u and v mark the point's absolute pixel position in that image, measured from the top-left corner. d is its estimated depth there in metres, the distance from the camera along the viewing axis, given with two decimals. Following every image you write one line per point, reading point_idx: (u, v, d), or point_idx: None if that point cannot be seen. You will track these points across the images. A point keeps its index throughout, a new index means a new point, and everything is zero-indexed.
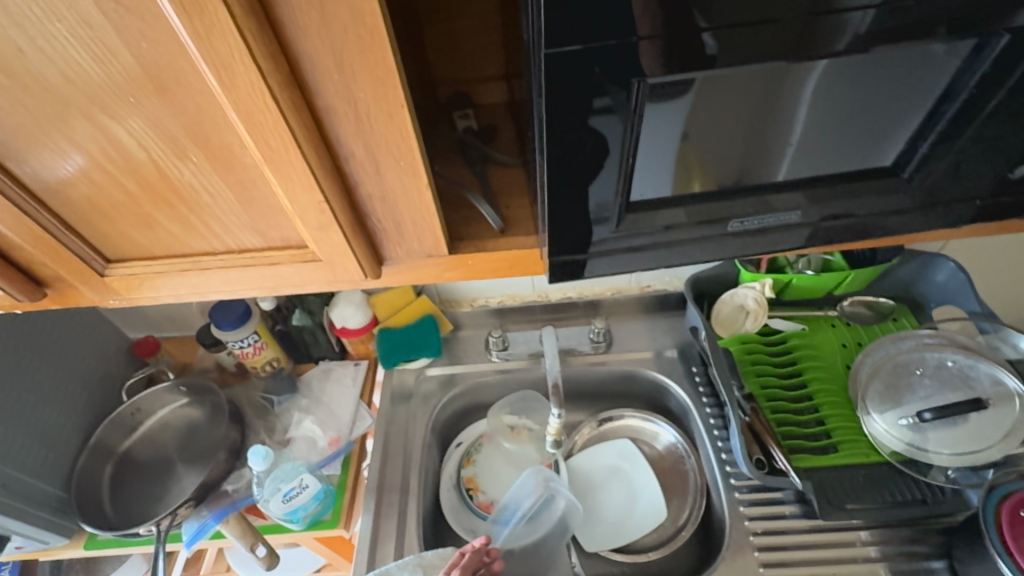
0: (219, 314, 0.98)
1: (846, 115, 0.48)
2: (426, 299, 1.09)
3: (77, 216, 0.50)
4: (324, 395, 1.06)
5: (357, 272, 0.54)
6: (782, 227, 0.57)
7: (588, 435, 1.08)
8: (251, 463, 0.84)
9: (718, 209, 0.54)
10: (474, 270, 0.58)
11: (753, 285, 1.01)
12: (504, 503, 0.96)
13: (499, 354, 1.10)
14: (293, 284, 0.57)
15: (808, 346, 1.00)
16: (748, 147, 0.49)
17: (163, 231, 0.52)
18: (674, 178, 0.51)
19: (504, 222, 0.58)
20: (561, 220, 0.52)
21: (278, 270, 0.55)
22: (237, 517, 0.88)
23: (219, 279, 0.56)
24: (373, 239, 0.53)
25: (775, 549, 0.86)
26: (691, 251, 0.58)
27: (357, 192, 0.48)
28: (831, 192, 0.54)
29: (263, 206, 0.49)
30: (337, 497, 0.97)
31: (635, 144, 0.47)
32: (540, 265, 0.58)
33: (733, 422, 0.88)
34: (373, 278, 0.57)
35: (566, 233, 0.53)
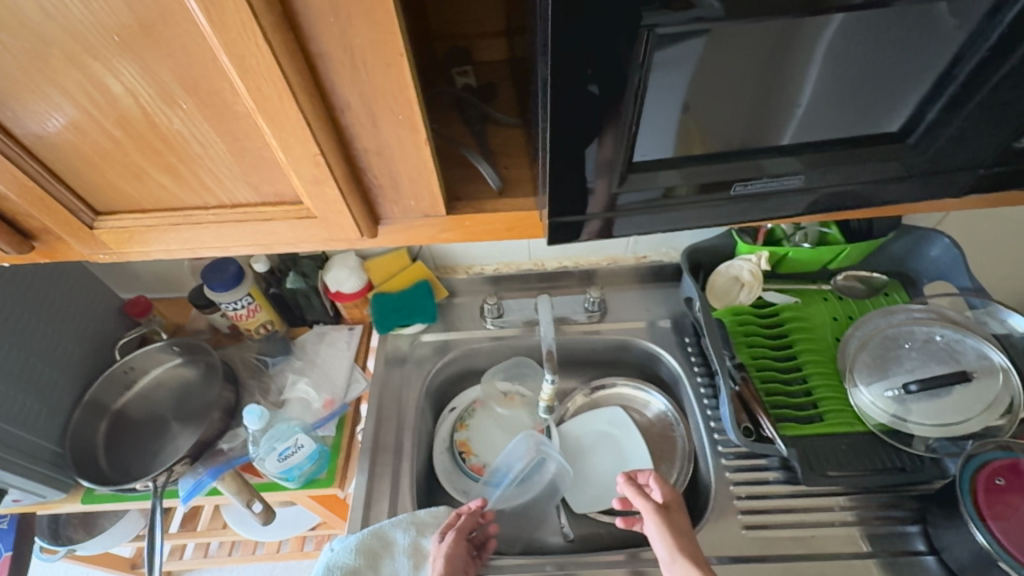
0: (212, 274, 0.97)
1: (856, 77, 0.47)
2: (421, 265, 1.09)
3: (64, 164, 0.49)
4: (318, 358, 1.06)
5: (353, 230, 0.53)
6: (783, 192, 0.56)
7: (581, 402, 1.10)
8: (247, 422, 0.84)
9: (720, 173, 0.53)
10: (472, 232, 0.57)
11: (749, 258, 1.01)
12: (498, 463, 0.99)
13: (494, 321, 1.10)
14: (287, 240, 0.56)
15: (800, 319, 1.01)
16: (757, 109, 0.48)
17: (153, 182, 0.51)
18: (678, 138, 0.50)
19: (503, 183, 0.56)
20: (562, 181, 0.51)
21: (272, 226, 0.53)
22: (233, 475, 0.89)
23: (212, 234, 0.55)
24: (370, 196, 0.52)
25: (758, 512, 0.89)
26: (690, 217, 0.57)
27: (353, 146, 0.47)
28: (835, 158, 0.53)
29: (256, 157, 0.48)
30: (331, 458, 0.97)
31: (640, 102, 0.46)
32: (537, 227, 0.57)
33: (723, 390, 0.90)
34: (369, 238, 0.56)
35: (568, 194, 0.52)
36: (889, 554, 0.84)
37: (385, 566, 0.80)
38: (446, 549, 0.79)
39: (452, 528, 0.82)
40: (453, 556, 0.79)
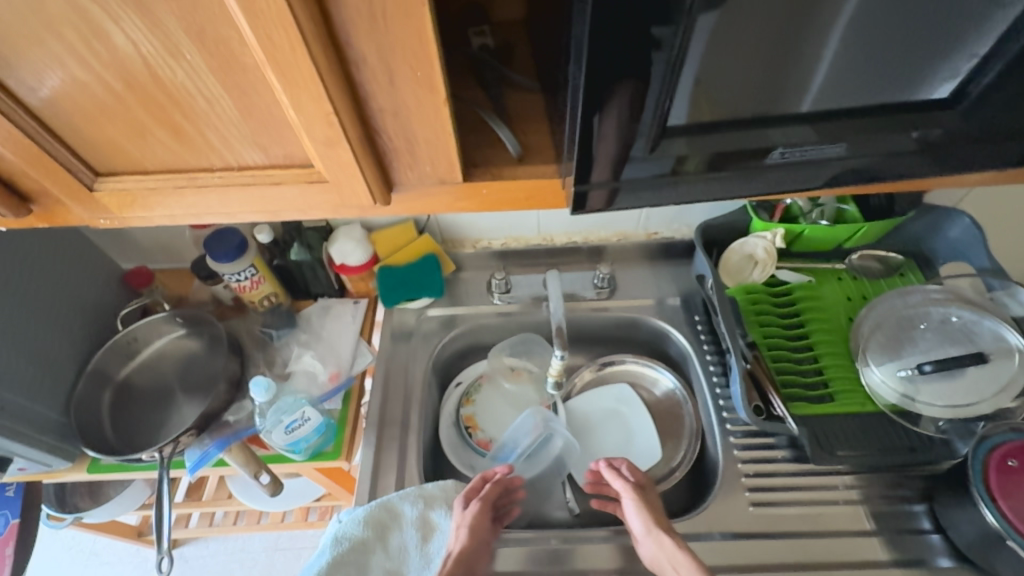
0: (215, 244, 0.95)
1: (896, 36, 0.44)
2: (428, 238, 1.07)
3: (62, 119, 0.46)
4: (323, 331, 1.05)
5: (366, 197, 0.51)
6: (821, 161, 0.54)
7: (588, 378, 1.09)
8: (253, 394, 0.83)
9: (759, 138, 0.51)
10: (489, 200, 0.54)
11: (764, 235, 0.98)
12: (505, 438, 1.00)
13: (501, 297, 1.09)
14: (296, 206, 0.54)
15: (812, 298, 1.00)
16: (804, 70, 0.46)
17: (155, 140, 0.48)
18: (712, 101, 0.47)
19: (523, 148, 0.54)
20: (592, 149, 0.48)
21: (281, 191, 0.51)
22: (239, 446, 0.88)
23: (218, 198, 0.52)
24: (383, 160, 0.49)
25: (765, 490, 0.89)
26: (718, 187, 0.55)
27: (368, 106, 0.44)
28: (858, 128, 0.51)
29: (266, 115, 0.45)
30: (338, 431, 0.96)
31: (683, 60, 0.43)
32: (558, 196, 0.54)
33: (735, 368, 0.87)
34: (382, 205, 0.53)
35: (593, 161, 0.50)
36: (894, 532, 0.85)
37: (393, 537, 0.80)
38: (471, 519, 0.79)
39: (478, 498, 0.81)
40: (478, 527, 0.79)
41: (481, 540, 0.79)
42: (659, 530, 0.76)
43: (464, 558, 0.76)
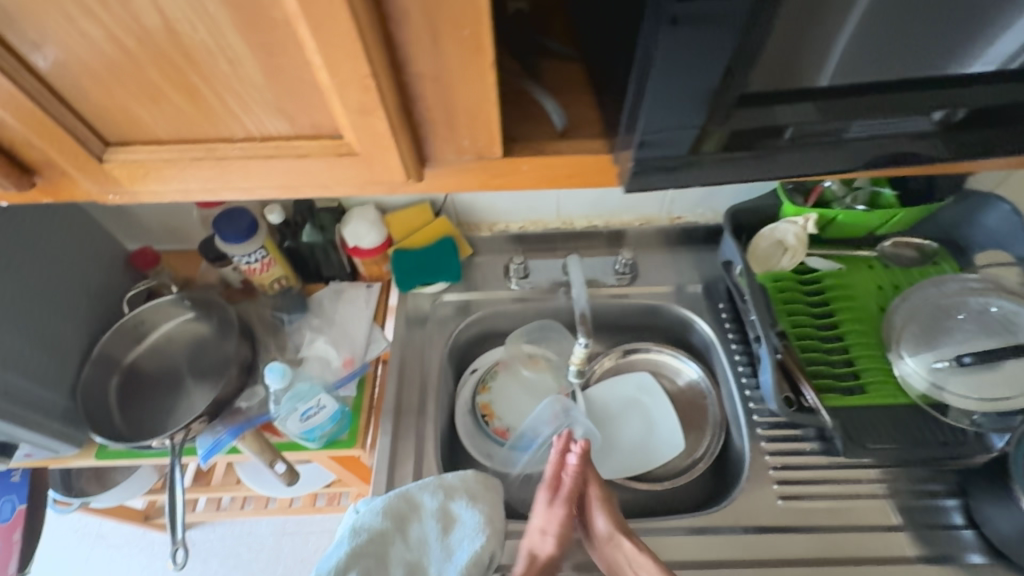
0: (224, 224, 0.92)
1: (935, 2, 0.40)
2: (445, 220, 1.03)
3: (71, 81, 0.42)
4: (336, 316, 1.02)
5: (400, 172, 0.47)
6: (908, 134, 0.50)
7: (607, 366, 1.06)
8: (268, 380, 0.80)
9: (846, 108, 0.47)
10: (529, 179, 0.50)
11: (796, 220, 0.94)
12: (524, 427, 0.97)
13: (518, 282, 1.06)
14: (321, 182, 0.50)
15: (842, 287, 0.97)
16: (902, 34, 0.42)
17: (173, 105, 0.44)
18: (781, 70, 0.43)
19: (567, 122, 0.50)
20: (652, 124, 0.44)
21: (307, 164, 0.47)
22: (253, 433, 0.85)
23: (238, 172, 0.49)
24: (419, 131, 0.45)
25: (794, 483, 0.86)
26: (776, 166, 0.51)
27: (405, 70, 0.40)
28: (874, 105, 0.47)
29: (293, 79, 0.41)
30: (353, 418, 0.94)
31: (769, 19, 0.39)
32: (602, 174, 0.51)
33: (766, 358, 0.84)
34: (415, 181, 0.49)
35: (654, 140, 0.45)
36: (925, 527, 0.83)
37: (413, 529, 0.78)
38: (558, 526, 0.74)
39: (563, 502, 0.76)
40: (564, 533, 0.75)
41: (569, 544, 0.75)
42: (620, 534, 0.74)
43: (551, 561, 0.73)
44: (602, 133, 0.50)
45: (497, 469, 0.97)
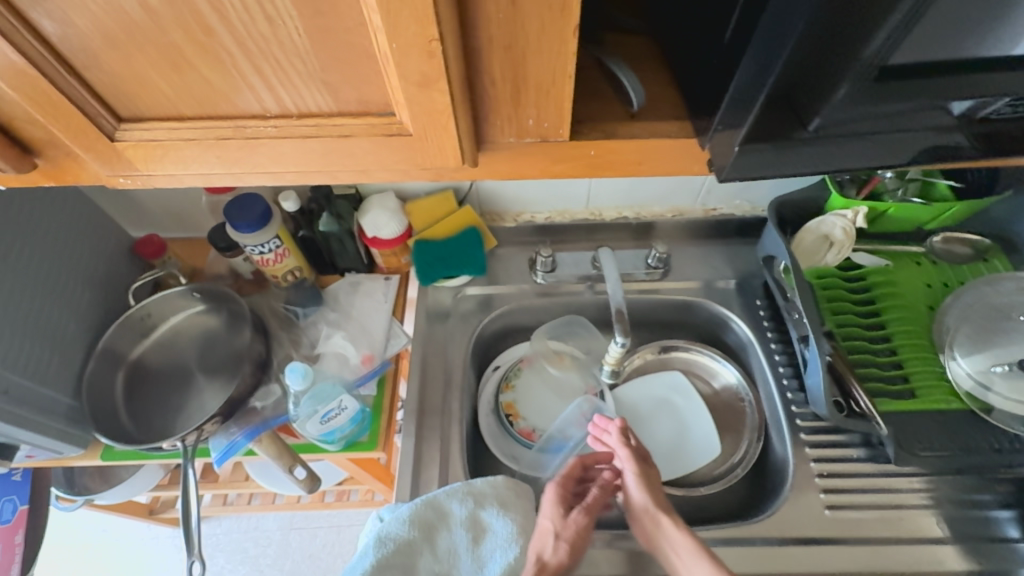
0: (237, 212, 0.86)
1: None
2: (469, 210, 0.97)
3: (89, 43, 0.37)
4: (353, 310, 0.96)
5: (454, 155, 0.43)
6: None
7: (636, 364, 1.01)
8: (289, 380, 0.75)
9: (1013, 82, 0.39)
10: (596, 165, 0.46)
11: (844, 213, 0.88)
12: (554, 429, 0.94)
13: (544, 275, 1.00)
14: (360, 164, 0.45)
15: (889, 284, 0.91)
16: None
17: (203, 74, 0.39)
18: (929, 40, 0.36)
19: (640, 100, 0.46)
20: (742, 92, 0.40)
21: (350, 145, 0.43)
22: (270, 435, 0.79)
23: (272, 153, 0.44)
24: (477, 106, 0.41)
25: (841, 492, 0.82)
26: (869, 155, 0.45)
27: (472, 31, 0.36)
28: (987, 85, 0.39)
29: (343, 47, 0.37)
30: (374, 419, 0.88)
31: None
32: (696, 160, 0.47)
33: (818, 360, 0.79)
34: (470, 166, 0.45)
35: (743, 116, 0.41)
36: (977, 540, 0.79)
37: (442, 539, 0.74)
38: (573, 533, 0.71)
39: (582, 509, 0.73)
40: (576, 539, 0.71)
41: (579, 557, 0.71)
42: (657, 509, 0.72)
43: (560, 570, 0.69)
44: (676, 115, 0.47)
45: (525, 473, 0.92)
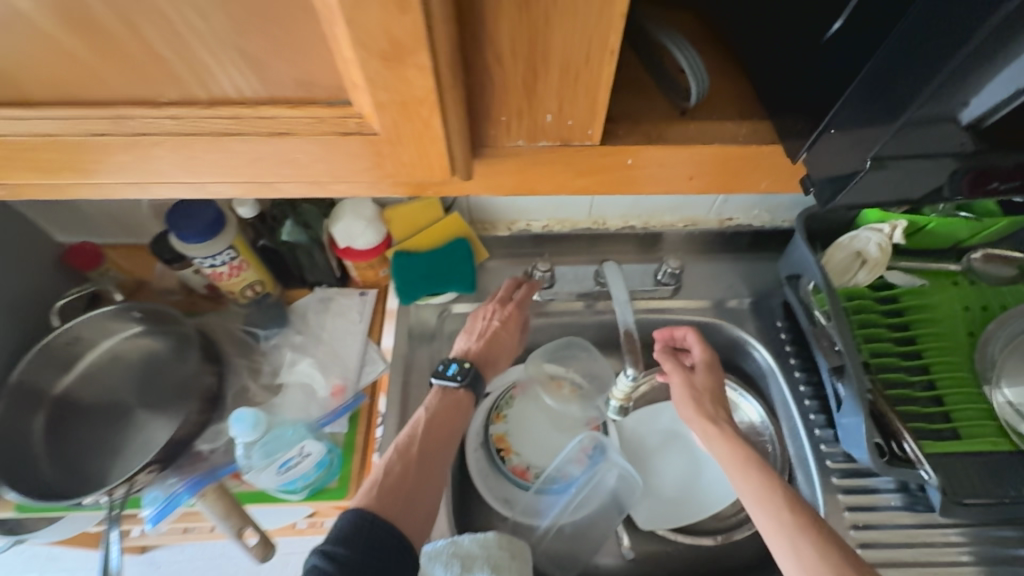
0: (182, 218, 0.73)
1: None
2: (458, 216, 0.85)
3: None
4: (323, 332, 0.84)
5: (442, 169, 0.39)
6: None
7: (644, 392, 0.91)
8: (235, 432, 0.63)
9: None
10: (624, 182, 0.44)
11: (880, 228, 0.79)
12: (551, 467, 0.81)
13: (541, 291, 0.89)
14: (310, 174, 0.41)
15: (925, 307, 0.82)
16: None
17: (163, 46, 0.33)
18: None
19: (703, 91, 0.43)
20: (844, 114, 0.37)
21: (284, 145, 0.38)
22: (217, 487, 0.64)
23: (262, 163, 0.40)
24: (469, 84, 0.35)
25: (877, 547, 0.72)
26: (925, 177, 0.39)
27: (474, 19, 0.31)
28: None
29: (302, 25, 0.32)
30: (344, 461, 0.76)
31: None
32: (772, 168, 0.45)
33: (856, 400, 0.69)
34: (462, 175, 0.42)
35: (841, 138, 0.38)
36: None
37: None
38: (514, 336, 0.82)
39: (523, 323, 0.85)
40: (505, 330, 0.81)
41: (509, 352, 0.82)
42: (706, 421, 0.72)
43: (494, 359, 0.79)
44: (743, 116, 0.44)
45: (519, 520, 0.81)
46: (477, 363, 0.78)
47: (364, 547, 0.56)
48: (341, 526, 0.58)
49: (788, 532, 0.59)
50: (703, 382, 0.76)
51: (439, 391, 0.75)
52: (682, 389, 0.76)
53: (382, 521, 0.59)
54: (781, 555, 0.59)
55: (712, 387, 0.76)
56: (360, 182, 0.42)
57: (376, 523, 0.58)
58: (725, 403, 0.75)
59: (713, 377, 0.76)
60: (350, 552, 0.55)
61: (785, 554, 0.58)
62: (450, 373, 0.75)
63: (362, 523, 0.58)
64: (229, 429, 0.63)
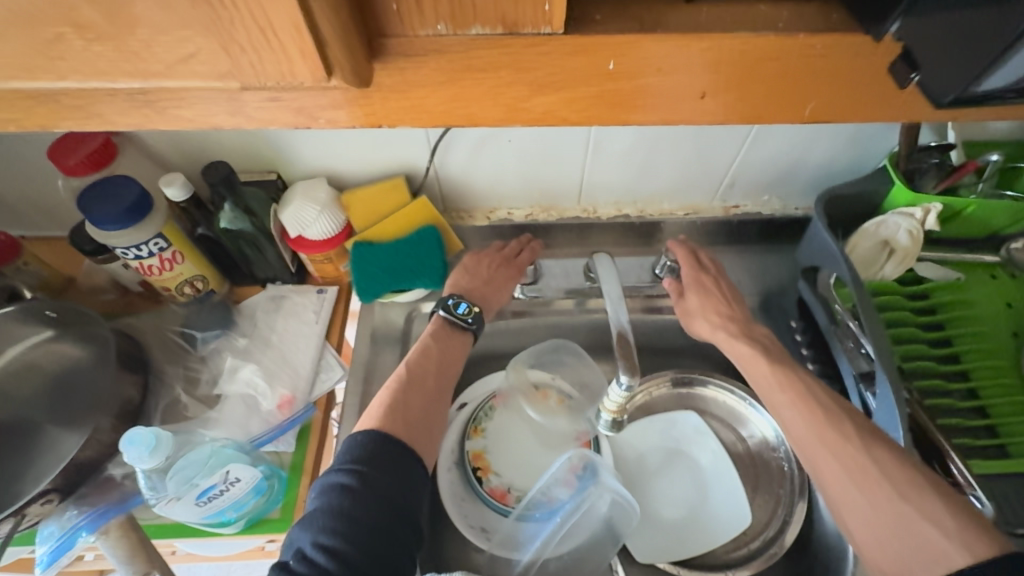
0: (98, 198, 0.62)
1: None
2: (425, 202, 0.74)
3: None
4: (272, 335, 0.73)
5: (298, 50, 0.29)
6: None
7: (641, 403, 0.79)
8: (128, 457, 0.52)
9: None
10: (625, 99, 0.35)
11: (912, 211, 0.68)
12: (534, 491, 0.69)
13: (524, 289, 0.80)
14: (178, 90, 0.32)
15: (961, 304, 0.71)
16: None
17: None
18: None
19: None
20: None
21: (113, 50, 0.29)
22: (123, 522, 0.54)
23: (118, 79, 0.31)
24: None
25: None
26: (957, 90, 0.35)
27: None
28: None
29: None
30: (289, 487, 0.64)
31: None
32: (804, 89, 0.36)
33: (889, 399, 0.58)
34: (358, 82, 0.33)
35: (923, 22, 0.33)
36: None
37: None
38: (506, 282, 0.74)
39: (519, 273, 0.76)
40: (505, 283, 0.74)
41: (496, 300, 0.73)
42: (718, 331, 0.69)
43: (485, 297, 0.72)
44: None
45: (496, 553, 0.70)
46: (478, 300, 0.72)
47: (384, 467, 0.51)
48: (356, 445, 0.53)
49: (795, 399, 0.60)
50: (695, 299, 0.72)
51: (444, 325, 0.69)
52: (687, 297, 0.72)
53: (397, 439, 0.54)
54: (788, 417, 0.60)
55: (708, 292, 0.72)
56: (205, 82, 0.31)
57: (392, 442, 0.54)
58: (727, 306, 0.71)
59: (702, 292, 0.72)
60: (373, 471, 0.51)
61: (790, 414, 0.60)
62: (460, 312, 0.69)
63: (379, 440, 0.53)
64: (126, 453, 0.51)
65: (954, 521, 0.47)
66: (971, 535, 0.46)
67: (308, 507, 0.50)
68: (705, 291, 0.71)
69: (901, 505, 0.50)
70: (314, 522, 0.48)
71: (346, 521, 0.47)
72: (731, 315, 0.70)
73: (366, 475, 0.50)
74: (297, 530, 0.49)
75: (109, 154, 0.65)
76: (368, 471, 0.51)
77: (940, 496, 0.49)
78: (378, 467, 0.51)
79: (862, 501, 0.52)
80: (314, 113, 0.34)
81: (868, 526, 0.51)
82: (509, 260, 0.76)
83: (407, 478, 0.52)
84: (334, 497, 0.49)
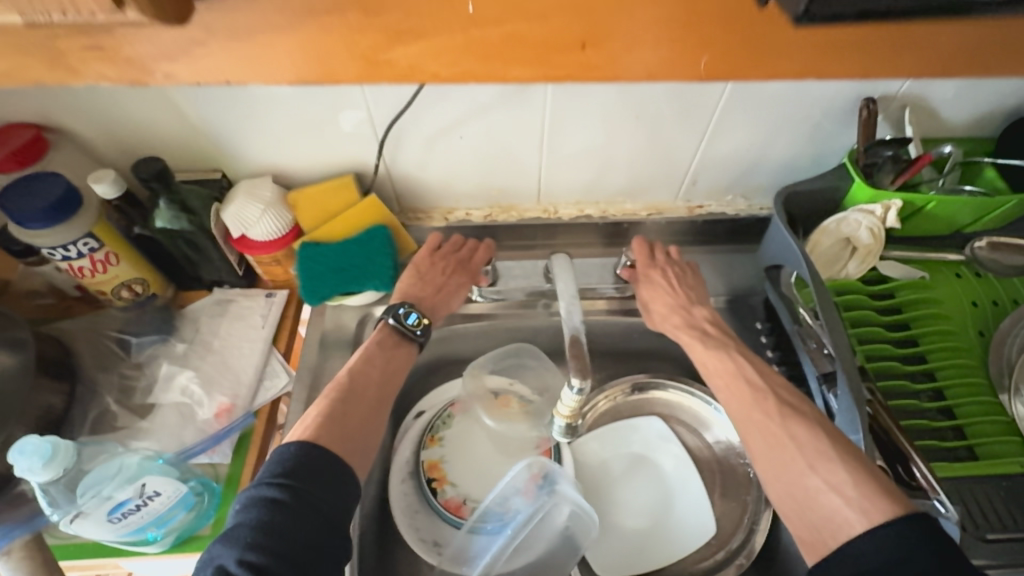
0: (21, 195, 0.58)
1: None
2: (376, 200, 0.71)
3: None
4: (215, 340, 0.70)
5: None
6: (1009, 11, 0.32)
7: (604, 409, 0.76)
8: (20, 466, 0.49)
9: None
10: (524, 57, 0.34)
11: (872, 208, 0.67)
12: (491, 502, 0.65)
13: (483, 292, 0.77)
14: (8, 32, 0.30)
15: (927, 303, 0.69)
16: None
17: None
18: None
19: None
20: None
21: None
22: (27, 542, 0.53)
23: None
24: None
25: None
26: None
27: None
28: None
29: None
30: (223, 500, 0.60)
31: None
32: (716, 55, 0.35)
33: (845, 396, 0.56)
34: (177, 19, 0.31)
35: None
36: None
37: None
38: (456, 287, 0.72)
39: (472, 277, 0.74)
40: (456, 290, 0.72)
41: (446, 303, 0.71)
42: (675, 328, 0.67)
43: (433, 304, 0.70)
44: None
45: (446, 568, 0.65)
46: (427, 312, 0.69)
47: (312, 478, 0.49)
48: (281, 457, 0.50)
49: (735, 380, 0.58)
50: (647, 291, 0.70)
51: (390, 334, 0.65)
52: (642, 290, 0.70)
53: (325, 450, 0.51)
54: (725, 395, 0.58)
55: (661, 286, 0.69)
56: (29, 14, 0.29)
57: (327, 455, 0.51)
58: (687, 302, 0.68)
59: (649, 284, 0.70)
60: (300, 484, 0.48)
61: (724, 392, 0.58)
62: (409, 323, 0.66)
63: (309, 451, 0.50)
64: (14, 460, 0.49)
65: (857, 489, 0.46)
66: (872, 502, 0.45)
67: (232, 521, 0.47)
68: (652, 286, 0.70)
69: (811, 477, 0.48)
70: (239, 538, 0.45)
71: (270, 535, 0.44)
72: (682, 305, 0.68)
73: (297, 489, 0.47)
74: (218, 546, 0.45)
75: (37, 150, 0.62)
76: (297, 484, 0.48)
77: (872, 476, 0.47)
78: (306, 479, 0.48)
79: (780, 477, 0.50)
80: (149, 66, 0.33)
81: (785, 501, 0.49)
82: (462, 262, 0.73)
83: (340, 491, 0.50)
84: (260, 511, 0.46)
